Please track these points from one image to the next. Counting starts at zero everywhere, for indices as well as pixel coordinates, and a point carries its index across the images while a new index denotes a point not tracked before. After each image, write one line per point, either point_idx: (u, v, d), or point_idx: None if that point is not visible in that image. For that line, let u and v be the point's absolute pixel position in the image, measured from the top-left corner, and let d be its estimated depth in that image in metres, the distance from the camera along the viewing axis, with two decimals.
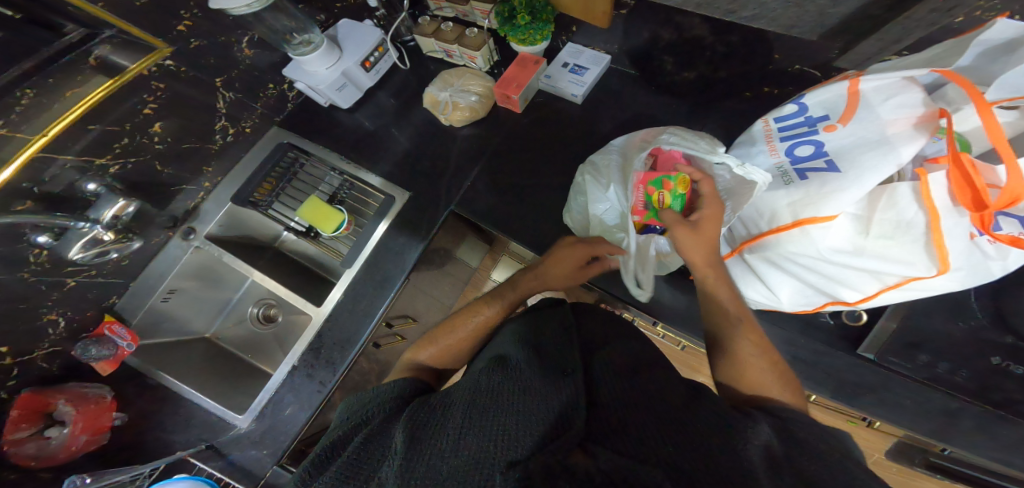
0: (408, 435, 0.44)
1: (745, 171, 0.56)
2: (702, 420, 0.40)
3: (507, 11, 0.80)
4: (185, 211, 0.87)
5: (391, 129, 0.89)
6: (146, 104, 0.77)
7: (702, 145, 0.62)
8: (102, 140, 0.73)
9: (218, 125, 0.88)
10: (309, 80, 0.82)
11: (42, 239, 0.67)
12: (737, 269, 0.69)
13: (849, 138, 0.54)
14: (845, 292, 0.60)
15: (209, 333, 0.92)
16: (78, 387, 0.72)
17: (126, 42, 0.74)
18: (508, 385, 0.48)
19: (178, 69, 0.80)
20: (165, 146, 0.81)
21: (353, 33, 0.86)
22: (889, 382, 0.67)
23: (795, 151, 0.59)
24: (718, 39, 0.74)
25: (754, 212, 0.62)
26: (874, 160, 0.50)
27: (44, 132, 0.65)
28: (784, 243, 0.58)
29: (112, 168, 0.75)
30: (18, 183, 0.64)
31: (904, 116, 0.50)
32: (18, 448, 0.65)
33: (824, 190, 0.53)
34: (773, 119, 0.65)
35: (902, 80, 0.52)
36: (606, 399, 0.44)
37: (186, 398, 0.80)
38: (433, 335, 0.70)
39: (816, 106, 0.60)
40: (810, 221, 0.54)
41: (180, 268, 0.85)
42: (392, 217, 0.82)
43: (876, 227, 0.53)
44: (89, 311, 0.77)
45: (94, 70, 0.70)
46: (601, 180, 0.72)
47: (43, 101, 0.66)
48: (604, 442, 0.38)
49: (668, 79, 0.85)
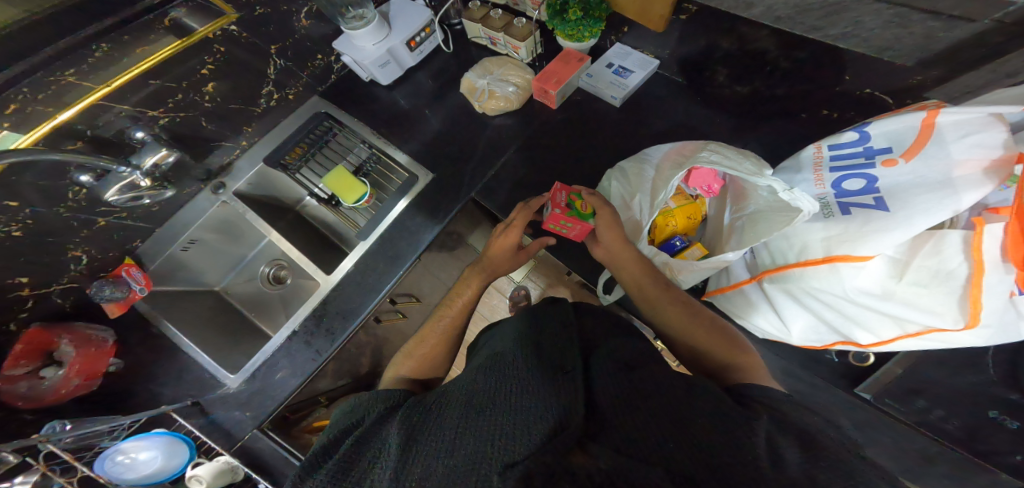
0: (403, 436, 0.42)
1: (791, 197, 0.55)
2: (706, 419, 0.37)
3: (560, 4, 0.79)
4: (220, 166, 0.88)
5: (425, 110, 0.89)
6: (204, 65, 0.81)
7: (747, 166, 0.61)
8: (157, 94, 0.77)
9: (264, 90, 0.90)
10: (355, 54, 0.84)
11: (83, 178, 0.70)
12: (750, 297, 0.63)
13: (909, 176, 0.50)
14: (859, 334, 0.55)
15: (218, 287, 0.92)
16: (84, 327, 0.73)
17: (199, 7, 0.80)
18: (506, 383, 0.45)
19: (239, 34, 0.84)
20: (213, 105, 0.84)
21: (403, 12, 0.87)
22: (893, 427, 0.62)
23: (844, 184, 0.56)
24: (784, 54, 0.71)
25: (782, 242, 0.58)
26: (929, 203, 0.46)
27: (107, 83, 0.70)
28: (809, 277, 0.54)
29: (162, 120, 0.79)
30: (73, 126, 0.69)
31: (976, 159, 0.46)
32: (11, 385, 0.65)
33: (865, 228, 0.50)
34: (828, 146, 0.60)
35: (987, 117, 0.47)
36: (605, 398, 0.40)
37: (183, 350, 0.78)
38: (410, 348, 0.69)
39: (879, 137, 0.55)
40: (843, 258, 0.51)
41: (203, 220, 0.85)
42: (413, 196, 0.81)
43: (912, 273, 0.48)
44: (111, 252, 0.79)
45: (167, 31, 0.76)
46: (627, 188, 0.72)
47: (117, 55, 0.72)
48: (599, 439, 0.36)
49: (716, 91, 0.84)
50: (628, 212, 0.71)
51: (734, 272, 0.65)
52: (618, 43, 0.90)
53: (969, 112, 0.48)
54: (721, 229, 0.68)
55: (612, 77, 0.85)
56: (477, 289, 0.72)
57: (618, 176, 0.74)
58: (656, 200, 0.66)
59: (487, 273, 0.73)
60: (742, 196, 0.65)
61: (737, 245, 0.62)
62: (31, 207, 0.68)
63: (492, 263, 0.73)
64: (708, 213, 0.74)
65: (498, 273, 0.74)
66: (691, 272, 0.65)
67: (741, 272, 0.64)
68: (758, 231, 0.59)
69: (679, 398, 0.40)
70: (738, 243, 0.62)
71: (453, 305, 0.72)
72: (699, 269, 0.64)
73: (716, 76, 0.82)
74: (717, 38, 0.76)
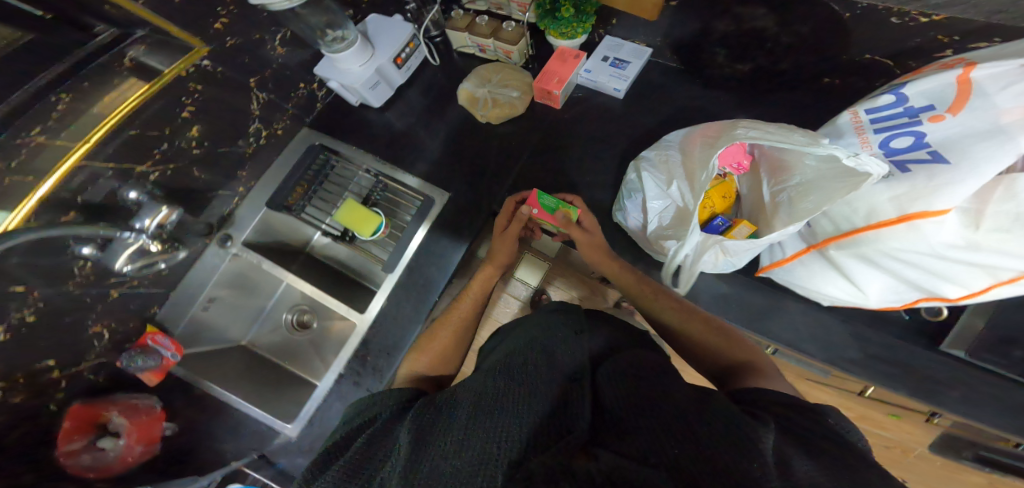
0: (412, 434, 0.44)
1: (857, 163, 0.53)
2: (713, 427, 0.37)
3: (549, 4, 0.79)
4: (220, 218, 0.84)
5: (422, 128, 0.87)
6: (184, 108, 0.74)
7: (799, 138, 0.59)
8: (125, 146, 0.68)
9: (251, 128, 0.85)
10: (341, 78, 0.80)
11: (85, 249, 0.66)
12: (814, 265, 0.66)
13: (957, 128, 0.51)
14: (947, 288, 0.57)
15: (245, 341, 0.91)
16: (126, 398, 0.71)
17: (158, 44, 0.72)
18: (515, 384, 0.47)
19: (214, 69, 0.77)
20: (202, 151, 0.78)
21: (383, 28, 0.83)
22: (967, 377, 0.68)
23: (891, 143, 0.57)
24: (783, 30, 0.74)
25: (845, 208, 0.58)
26: (988, 150, 0.47)
27: (85, 139, 0.63)
28: (885, 239, 0.55)
29: (153, 175, 0.73)
30: (60, 195, 0.62)
31: (1023, 105, 0.47)
32: (74, 460, 0.64)
33: (933, 183, 0.50)
34: (863, 111, 0.62)
35: (1022, 68, 0.49)
36: (612, 406, 0.43)
37: (232, 406, 0.79)
38: (422, 345, 0.69)
39: (918, 96, 0.57)
40: (920, 215, 0.51)
41: (216, 278, 0.83)
42: (432, 221, 0.79)
43: (989, 220, 0.49)
44: (131, 321, 0.75)
45: (130, 72, 0.69)
46: (660, 177, 0.71)
47: (79, 107, 0.64)
48: (606, 446, 0.37)
49: (718, 71, 0.82)
50: (665, 200, 0.70)
51: (790, 244, 0.68)
52: (608, 35, 0.89)
53: (1005, 65, 0.50)
54: (763, 206, 0.68)
55: (611, 70, 0.85)
56: (479, 293, 0.73)
57: (648, 168, 0.73)
58: (697, 185, 0.64)
59: (491, 268, 0.74)
60: (780, 169, 0.65)
61: (788, 218, 0.62)
62: (38, 290, 0.63)
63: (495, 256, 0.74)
64: (741, 191, 0.75)
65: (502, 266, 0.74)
66: (743, 253, 0.64)
67: (797, 243, 0.67)
68: (817, 202, 0.58)
69: (693, 407, 0.40)
70: (790, 215, 0.62)
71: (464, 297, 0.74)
72: (750, 247, 0.63)
73: (715, 57, 0.81)
74: (714, 21, 0.79)
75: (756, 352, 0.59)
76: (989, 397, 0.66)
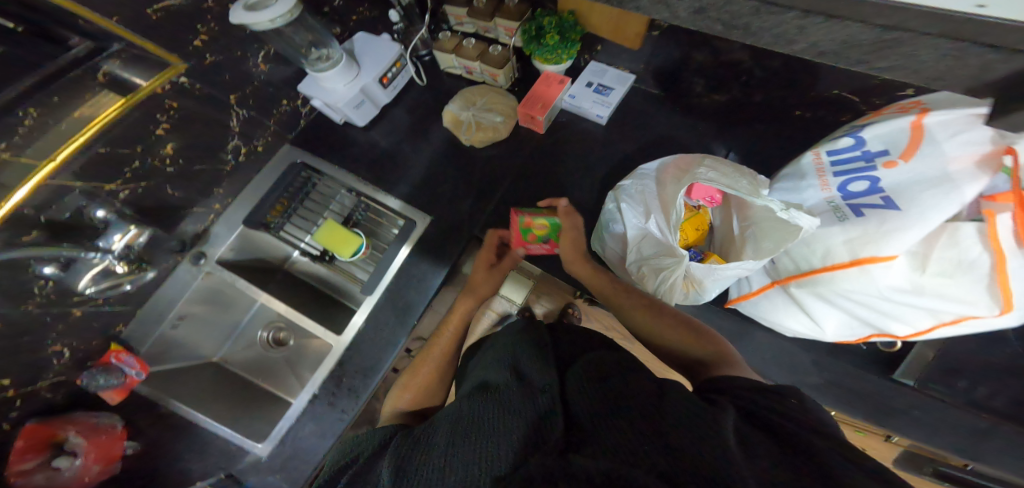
0: (393, 467, 0.44)
1: (789, 216, 0.59)
2: (676, 423, 0.38)
3: (534, 30, 0.81)
4: (194, 235, 0.82)
5: (406, 147, 0.87)
6: (159, 124, 0.73)
7: (743, 185, 0.64)
8: (94, 163, 0.66)
9: (231, 144, 0.85)
10: (325, 96, 0.80)
11: (47, 270, 0.63)
12: (777, 300, 0.69)
13: (909, 174, 0.55)
14: (895, 327, 0.59)
15: (217, 357, 0.87)
16: (82, 417, 0.68)
17: (134, 57, 0.70)
18: (490, 409, 0.47)
19: (191, 85, 0.76)
20: (176, 168, 0.77)
21: (371, 48, 0.84)
22: (925, 404, 0.71)
23: (849, 187, 0.60)
24: (756, 63, 0.74)
25: (804, 248, 0.61)
26: (935, 198, 0.51)
27: (52, 157, 0.61)
28: (839, 280, 0.58)
29: (122, 194, 0.71)
30: (22, 210, 0.60)
31: (969, 154, 0.51)
32: (26, 480, 0.61)
33: (884, 228, 0.53)
34: (825, 152, 0.66)
35: (969, 118, 0.53)
36: (583, 416, 0.43)
37: (199, 425, 0.76)
38: (406, 380, 0.69)
39: (874, 141, 0.61)
40: (870, 260, 0.54)
41: (190, 293, 0.81)
42: (414, 242, 0.80)
43: (934, 265, 0.52)
44: (93, 340, 0.72)
45: (103, 87, 0.66)
46: (638, 207, 0.74)
47: (48, 121, 0.62)
48: (581, 450, 0.38)
49: (696, 100, 0.86)
50: (644, 232, 0.71)
51: (755, 279, 0.72)
52: (593, 61, 0.92)
53: (954, 114, 0.54)
54: (732, 238, 0.72)
55: (594, 96, 0.88)
56: (458, 323, 0.73)
57: (625, 198, 0.75)
58: (669, 218, 0.67)
59: (471, 297, 0.73)
60: (744, 206, 0.70)
61: (754, 253, 0.65)
62: None
63: (475, 284, 0.75)
64: (714, 223, 0.79)
65: (483, 297, 0.74)
66: (714, 282, 0.66)
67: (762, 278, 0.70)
68: (777, 241, 0.62)
69: (653, 402, 0.42)
70: (755, 251, 0.65)
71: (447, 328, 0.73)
72: (719, 278, 0.65)
73: (694, 87, 0.84)
74: (691, 50, 0.79)
75: (722, 343, 0.62)
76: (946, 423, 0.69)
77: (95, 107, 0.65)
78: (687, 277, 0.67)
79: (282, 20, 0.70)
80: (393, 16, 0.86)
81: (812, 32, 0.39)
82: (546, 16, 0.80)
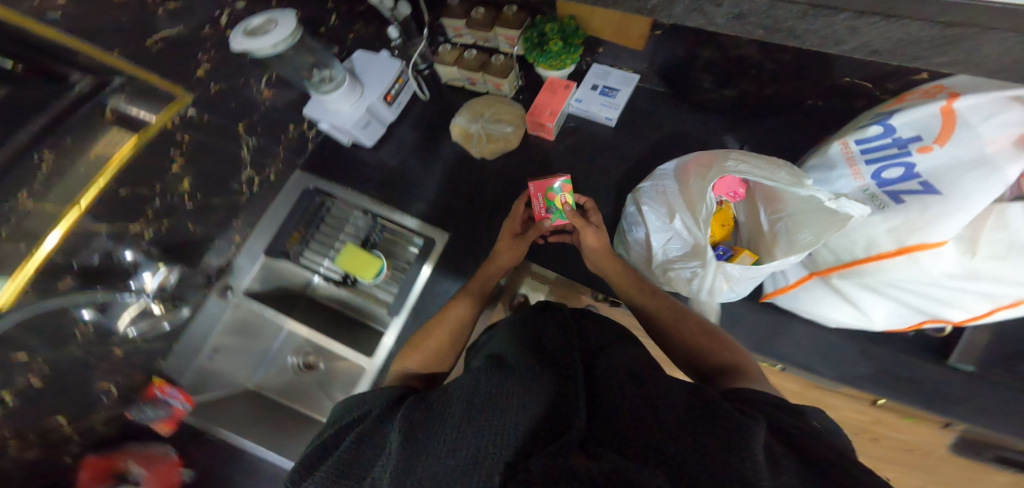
0: (403, 433, 0.44)
1: (838, 204, 0.60)
2: (710, 427, 0.38)
3: (536, 38, 0.79)
4: (218, 268, 0.85)
5: (415, 165, 0.87)
6: (173, 160, 0.72)
7: (782, 176, 0.66)
8: (112, 204, 0.65)
9: (245, 176, 0.86)
10: (334, 119, 0.78)
11: (86, 313, 0.65)
12: (818, 291, 0.71)
13: (945, 158, 0.57)
14: (950, 312, 0.63)
15: (252, 384, 0.91)
16: (139, 450, 0.73)
17: (141, 89, 0.67)
18: (509, 384, 0.47)
19: (199, 116, 0.75)
20: (196, 204, 0.78)
21: (370, 66, 0.82)
22: (954, 383, 0.72)
23: (883, 174, 0.63)
24: (767, 56, 0.72)
25: (845, 240, 0.64)
26: (977, 182, 0.53)
27: (75, 202, 0.59)
28: (887, 270, 0.61)
29: (147, 234, 0.72)
30: (54, 260, 0.59)
31: (1005, 136, 0.53)
32: None
33: (926, 214, 0.55)
34: (854, 142, 0.69)
35: (1005, 100, 0.55)
36: (609, 414, 0.43)
37: (247, 452, 0.78)
38: (416, 341, 0.68)
39: (905, 128, 0.63)
40: (919, 247, 0.56)
41: (220, 326, 0.84)
42: (435, 260, 0.80)
43: (985, 248, 0.55)
44: (137, 374, 0.75)
45: (113, 125, 0.64)
46: (662, 208, 0.74)
47: (64, 164, 0.58)
48: (603, 444, 0.39)
49: (704, 96, 0.84)
50: (673, 232, 0.72)
51: (789, 275, 0.74)
52: (595, 63, 0.89)
53: (986, 98, 0.56)
54: (762, 233, 0.74)
55: (601, 99, 0.86)
56: (479, 294, 0.74)
57: (646, 201, 0.76)
58: (698, 216, 0.68)
59: (491, 266, 0.74)
60: (774, 200, 0.72)
61: (788, 249, 0.68)
62: (42, 355, 0.60)
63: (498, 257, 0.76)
64: (739, 218, 0.81)
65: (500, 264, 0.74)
66: (746, 282, 0.69)
67: (798, 270, 0.72)
68: (820, 230, 0.64)
69: (689, 406, 0.42)
70: (791, 245, 0.67)
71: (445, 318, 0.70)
72: (754, 277, 0.68)
73: (702, 83, 0.82)
74: (698, 49, 0.76)
75: (744, 356, 0.62)
76: (975, 400, 0.71)
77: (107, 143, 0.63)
78: (728, 275, 0.67)
79: (283, 44, 0.70)
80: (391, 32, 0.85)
81: (867, 31, 0.43)
82: (548, 21, 0.78)
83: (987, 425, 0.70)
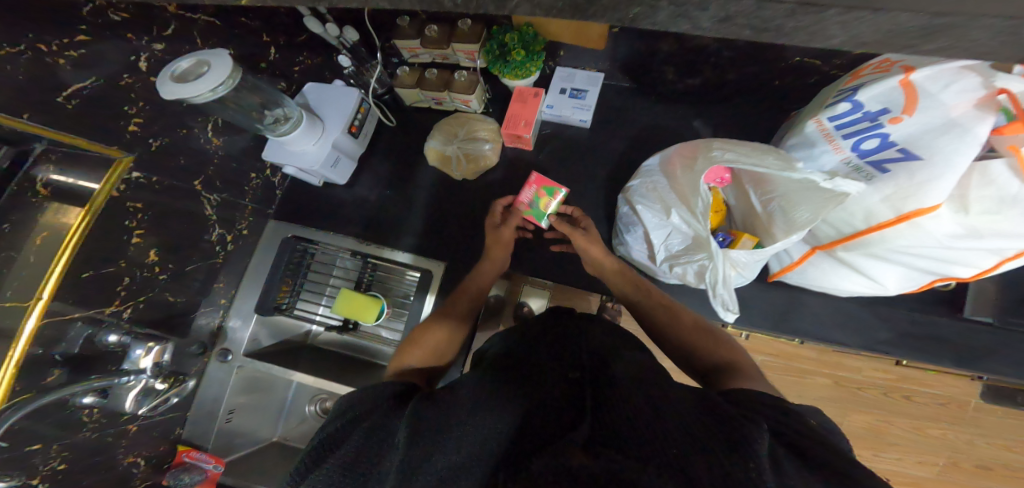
0: (410, 429, 0.38)
1: (834, 184, 0.59)
2: (704, 422, 0.34)
3: (497, 48, 0.78)
4: (211, 334, 0.84)
5: (399, 194, 0.87)
6: (132, 233, 0.64)
7: (772, 161, 0.65)
8: (81, 289, 0.59)
9: (214, 235, 0.80)
10: (298, 161, 0.75)
11: (88, 398, 0.61)
12: (824, 264, 0.73)
13: (918, 126, 0.57)
14: (958, 269, 0.62)
15: (276, 436, 0.89)
16: None
17: (70, 156, 0.56)
18: (518, 387, 0.42)
19: (148, 179, 0.65)
20: (169, 275, 0.73)
21: (327, 99, 0.78)
22: (924, 324, 0.81)
23: (861, 146, 0.63)
24: (724, 44, 0.72)
25: (843, 213, 0.64)
26: (953, 143, 0.54)
27: (37, 293, 0.53)
28: (892, 238, 0.61)
29: (125, 312, 0.67)
30: (36, 353, 0.54)
31: (966, 101, 0.54)
32: None
33: (916, 180, 0.56)
34: (826, 119, 0.67)
35: (956, 69, 0.56)
36: (618, 407, 0.37)
37: None
38: (414, 338, 0.65)
39: (871, 101, 0.62)
40: (916, 213, 0.56)
41: (230, 387, 0.83)
42: (436, 291, 0.79)
43: (976, 204, 0.55)
44: (161, 445, 0.78)
45: (49, 201, 0.54)
46: (656, 206, 0.72)
47: (8, 256, 0.50)
48: (612, 446, 0.32)
49: (670, 86, 0.85)
50: (670, 227, 0.70)
51: (794, 251, 0.75)
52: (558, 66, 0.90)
53: (939, 68, 0.57)
54: (757, 215, 0.73)
55: (571, 102, 0.86)
56: (471, 308, 0.72)
57: (639, 200, 0.75)
58: (693, 208, 0.65)
59: (489, 267, 0.75)
60: (763, 182, 0.70)
61: (784, 226, 0.67)
62: (56, 441, 0.59)
63: (492, 263, 0.77)
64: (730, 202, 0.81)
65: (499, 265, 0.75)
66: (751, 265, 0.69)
67: (801, 245, 0.74)
68: (815, 209, 0.63)
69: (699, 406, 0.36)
70: (789, 223, 0.66)
71: (441, 315, 0.68)
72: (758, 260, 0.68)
73: (665, 74, 0.83)
74: (657, 41, 0.76)
75: (737, 352, 0.61)
76: (943, 336, 0.80)
77: (51, 222, 0.54)
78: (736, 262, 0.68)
79: (223, 86, 0.60)
80: (345, 62, 0.82)
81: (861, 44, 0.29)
82: (506, 32, 0.76)
83: (958, 356, 0.79)
